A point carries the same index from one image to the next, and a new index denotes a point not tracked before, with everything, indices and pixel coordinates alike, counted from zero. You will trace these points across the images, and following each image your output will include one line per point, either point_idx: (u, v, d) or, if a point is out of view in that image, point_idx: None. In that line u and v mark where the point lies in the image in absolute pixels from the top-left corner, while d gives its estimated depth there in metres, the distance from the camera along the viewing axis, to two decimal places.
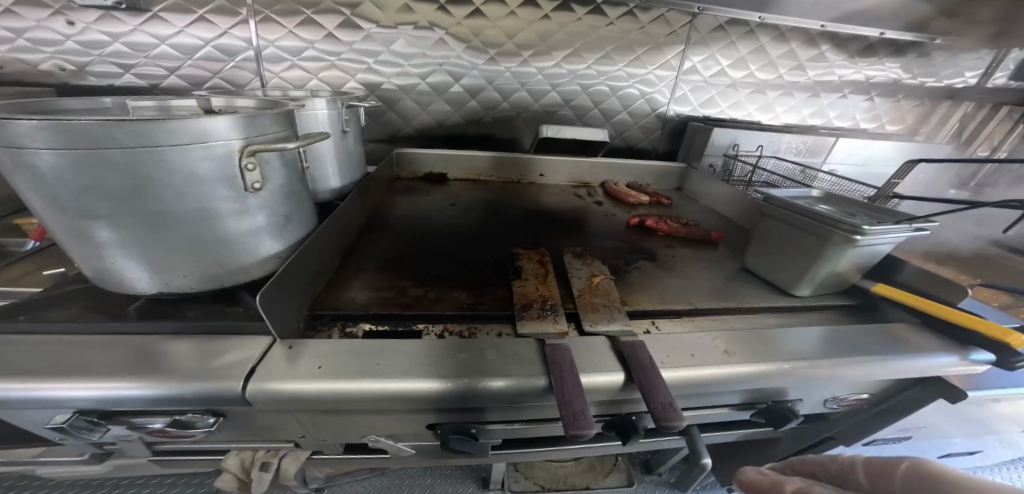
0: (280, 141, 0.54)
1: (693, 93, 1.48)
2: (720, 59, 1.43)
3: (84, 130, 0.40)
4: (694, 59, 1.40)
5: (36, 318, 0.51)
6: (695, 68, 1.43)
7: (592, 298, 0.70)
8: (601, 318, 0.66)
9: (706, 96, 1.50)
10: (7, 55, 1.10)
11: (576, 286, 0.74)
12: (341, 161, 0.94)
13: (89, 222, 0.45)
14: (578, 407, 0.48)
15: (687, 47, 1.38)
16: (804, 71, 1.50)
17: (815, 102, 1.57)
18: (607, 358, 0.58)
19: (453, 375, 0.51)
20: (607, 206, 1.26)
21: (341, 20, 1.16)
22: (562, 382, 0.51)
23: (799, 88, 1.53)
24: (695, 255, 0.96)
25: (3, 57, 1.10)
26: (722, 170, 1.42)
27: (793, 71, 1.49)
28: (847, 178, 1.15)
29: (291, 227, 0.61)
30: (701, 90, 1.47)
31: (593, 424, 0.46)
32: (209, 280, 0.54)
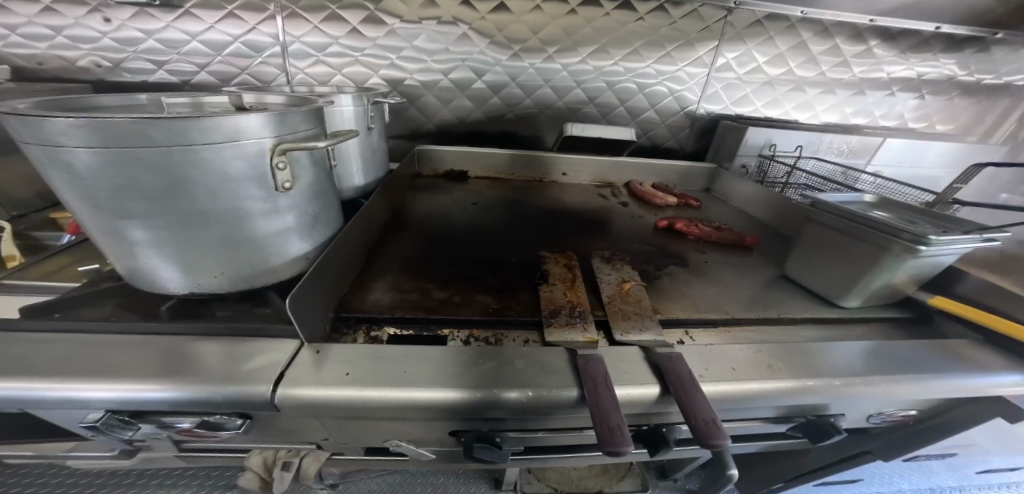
0: (310, 139, 0.53)
1: (726, 90, 1.41)
2: (756, 55, 1.36)
3: (119, 128, 0.39)
4: (728, 55, 1.34)
5: (71, 315, 0.51)
6: (729, 65, 1.36)
7: (623, 305, 0.67)
8: (631, 327, 0.62)
9: (740, 94, 1.43)
10: (48, 52, 1.13)
11: (606, 292, 0.71)
12: (365, 158, 0.93)
13: (122, 221, 0.45)
14: (614, 422, 0.45)
15: (721, 43, 1.32)
16: (848, 67, 1.42)
17: (859, 100, 1.48)
18: (641, 371, 0.55)
19: (481, 386, 0.49)
20: (632, 207, 1.22)
21: (366, 16, 1.16)
22: (596, 396, 0.48)
23: (842, 86, 1.45)
24: (728, 261, 0.92)
25: (44, 54, 1.13)
26: (756, 171, 1.35)
27: (836, 68, 1.41)
28: (896, 181, 1.07)
29: (319, 227, 0.60)
30: (734, 87, 1.41)
31: (631, 441, 0.43)
32: (237, 279, 0.53)
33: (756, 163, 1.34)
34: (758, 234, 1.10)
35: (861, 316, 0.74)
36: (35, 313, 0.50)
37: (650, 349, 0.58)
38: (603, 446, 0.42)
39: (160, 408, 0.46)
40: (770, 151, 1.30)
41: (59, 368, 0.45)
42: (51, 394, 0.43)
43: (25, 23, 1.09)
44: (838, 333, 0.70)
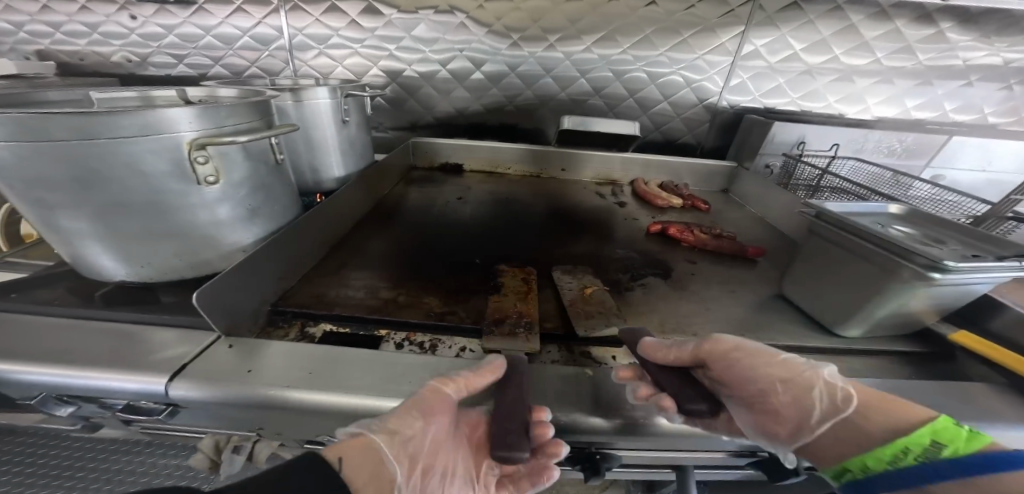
0: (238, 133, 0.52)
1: (754, 80, 1.23)
2: (792, 42, 1.18)
3: (20, 123, 0.40)
4: (756, 42, 1.17)
5: (27, 297, 0.55)
6: (758, 52, 1.19)
7: (591, 307, 0.65)
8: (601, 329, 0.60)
9: (771, 85, 1.25)
10: (86, 48, 1.21)
11: (569, 293, 0.69)
12: (344, 151, 0.92)
13: (50, 211, 0.47)
14: (513, 424, 0.40)
15: (747, 28, 1.14)
16: (913, 54, 1.20)
17: (926, 91, 1.26)
18: (568, 391, 0.50)
19: (383, 394, 0.46)
20: (631, 208, 1.10)
21: (364, 7, 1.14)
22: (503, 395, 0.44)
23: (903, 75, 1.23)
24: (724, 275, 0.82)
25: (83, 50, 1.21)
26: (782, 172, 1.18)
27: (897, 55, 1.20)
28: (955, 189, 0.89)
29: (259, 221, 0.60)
30: (765, 79, 1.23)
31: (526, 446, 0.38)
32: (168, 269, 0.55)
33: (783, 164, 1.16)
34: (773, 244, 0.97)
35: (861, 348, 0.63)
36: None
37: (589, 373, 0.53)
38: (495, 451, 0.38)
39: (78, 392, 0.47)
40: (798, 149, 1.13)
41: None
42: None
43: (66, 21, 1.16)
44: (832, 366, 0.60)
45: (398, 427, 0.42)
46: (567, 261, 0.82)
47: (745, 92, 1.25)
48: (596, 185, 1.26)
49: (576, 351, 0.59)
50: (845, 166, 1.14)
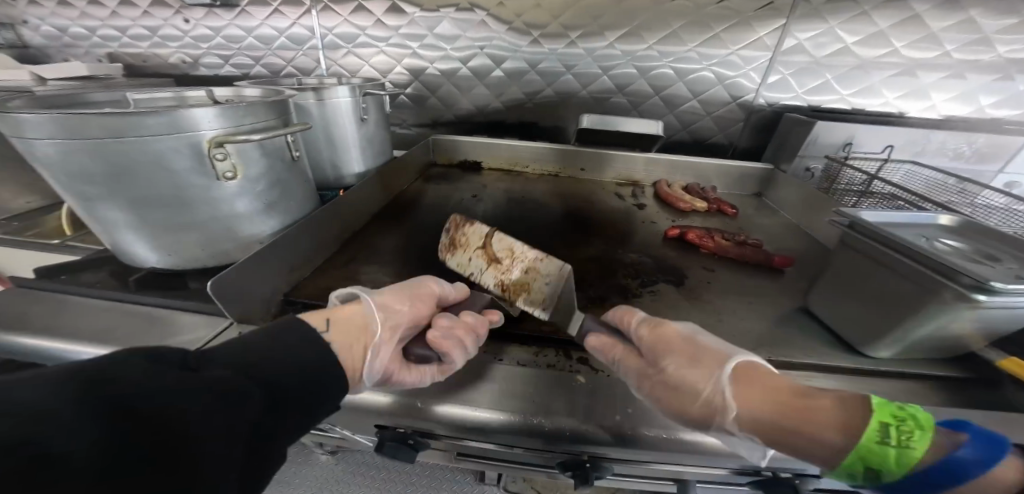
0: (255, 131, 0.55)
1: (797, 76, 1.09)
2: (841, 36, 1.03)
3: (60, 122, 0.43)
4: (799, 37, 1.04)
5: (74, 277, 0.61)
6: (801, 48, 1.05)
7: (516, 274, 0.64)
8: (536, 291, 0.62)
9: (816, 82, 1.10)
10: (149, 51, 1.27)
11: (488, 267, 0.67)
12: (363, 147, 0.95)
13: (90, 202, 0.51)
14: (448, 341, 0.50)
15: (789, 22, 1.02)
16: (989, 46, 1.00)
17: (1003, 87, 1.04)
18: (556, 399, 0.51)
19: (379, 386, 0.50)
20: (650, 211, 1.06)
21: (389, 6, 1.17)
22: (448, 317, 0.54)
23: (976, 68, 1.03)
24: (744, 285, 0.76)
25: (148, 53, 1.27)
26: (823, 175, 1.05)
27: (969, 47, 1.01)
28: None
29: (275, 215, 0.63)
30: (812, 75, 1.09)
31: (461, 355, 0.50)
32: (193, 257, 0.59)
33: (825, 168, 1.03)
34: (804, 254, 0.90)
35: (893, 369, 0.58)
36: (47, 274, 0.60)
37: (579, 380, 0.54)
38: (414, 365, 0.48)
39: None
40: (845, 151, 1.00)
41: (41, 326, 0.52)
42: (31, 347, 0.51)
43: (130, 25, 1.23)
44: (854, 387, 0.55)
45: (387, 303, 0.53)
46: (574, 263, 0.81)
47: (787, 90, 1.11)
48: (616, 186, 1.21)
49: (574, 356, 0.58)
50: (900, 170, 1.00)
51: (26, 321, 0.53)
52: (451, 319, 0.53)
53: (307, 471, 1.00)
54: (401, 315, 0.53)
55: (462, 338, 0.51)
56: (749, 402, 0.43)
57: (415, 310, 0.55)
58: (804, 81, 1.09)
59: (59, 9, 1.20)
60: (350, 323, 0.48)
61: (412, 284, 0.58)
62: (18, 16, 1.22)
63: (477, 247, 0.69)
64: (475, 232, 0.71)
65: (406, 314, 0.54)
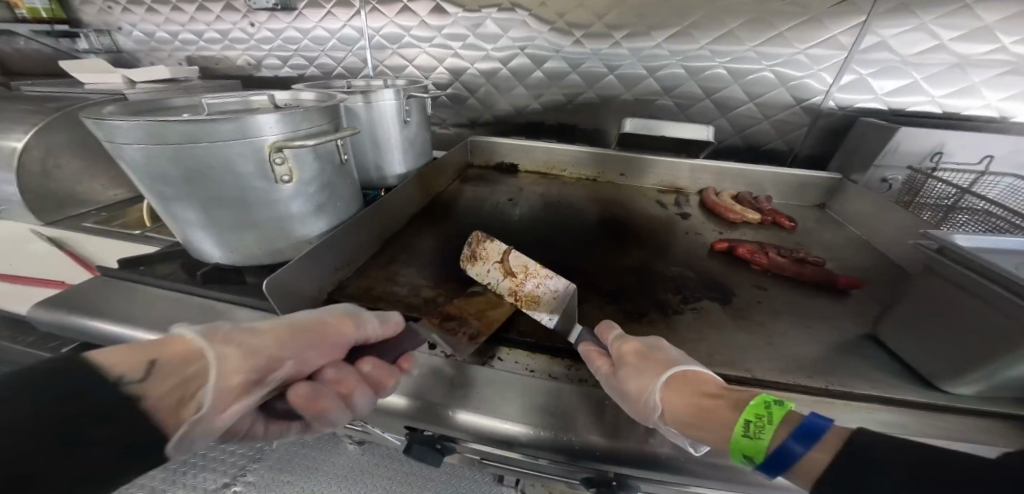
0: (309, 136, 0.58)
1: (875, 77, 0.97)
2: (933, 34, 0.90)
3: (144, 129, 0.47)
4: (881, 33, 0.92)
5: (149, 268, 0.68)
6: (883, 45, 0.94)
7: (527, 288, 0.65)
8: (545, 305, 0.63)
9: (902, 82, 0.97)
10: (221, 53, 1.36)
11: (502, 279, 0.68)
12: (404, 149, 0.97)
13: (166, 201, 0.56)
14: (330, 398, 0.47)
15: (869, 19, 0.91)
16: None
17: None
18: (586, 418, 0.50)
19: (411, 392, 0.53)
20: (695, 220, 1.00)
21: (433, 6, 1.17)
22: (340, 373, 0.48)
23: None
24: (799, 306, 0.70)
25: (219, 55, 1.36)
26: (905, 188, 0.95)
27: None
28: None
29: (325, 217, 0.67)
30: (895, 75, 0.96)
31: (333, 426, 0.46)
32: (251, 254, 0.63)
33: (906, 179, 0.94)
34: (871, 276, 0.81)
35: (971, 406, 0.51)
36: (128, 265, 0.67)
37: (612, 399, 0.53)
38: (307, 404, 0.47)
39: None
40: (933, 161, 0.90)
41: (122, 314, 0.58)
42: (114, 333, 0.57)
43: (205, 29, 1.32)
44: (924, 424, 0.49)
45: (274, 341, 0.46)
46: (612, 274, 0.78)
47: (864, 90, 1.00)
48: (658, 193, 1.16)
49: None
50: (1000, 184, 0.87)
51: (110, 308, 0.59)
52: (342, 372, 0.48)
53: (340, 457, 1.05)
54: (274, 358, 0.45)
55: (347, 393, 0.47)
56: (675, 402, 0.46)
57: (294, 356, 0.46)
58: (882, 82, 0.98)
59: (148, 16, 1.32)
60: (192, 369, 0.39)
61: (314, 317, 0.50)
62: (113, 23, 1.35)
63: (496, 260, 0.69)
64: (495, 246, 0.71)
65: (285, 357, 0.46)
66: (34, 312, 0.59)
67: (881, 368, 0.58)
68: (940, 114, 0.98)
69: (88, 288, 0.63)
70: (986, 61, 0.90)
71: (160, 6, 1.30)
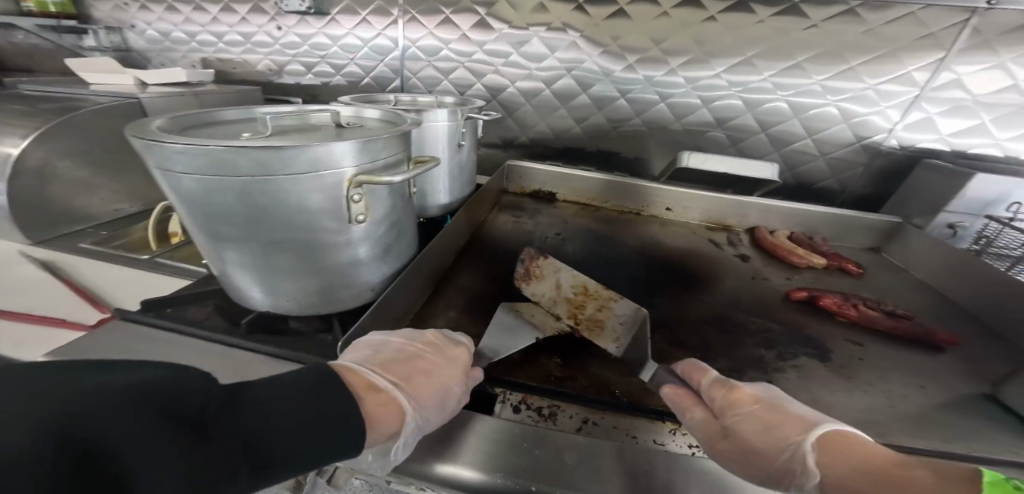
0: (389, 168, 0.50)
1: (945, 114, 0.98)
2: (1010, 71, 0.91)
3: (211, 157, 0.38)
4: (958, 70, 0.93)
5: (176, 311, 0.58)
6: (958, 82, 0.94)
7: (589, 311, 0.67)
8: (613, 331, 0.65)
9: (969, 122, 0.98)
10: (241, 56, 1.26)
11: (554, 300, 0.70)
12: (453, 177, 0.89)
13: (217, 239, 0.47)
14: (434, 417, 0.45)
15: (951, 55, 0.92)
16: None
17: None
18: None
19: (514, 475, 0.43)
20: (756, 264, 0.95)
21: (477, 20, 1.12)
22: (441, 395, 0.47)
23: None
24: (901, 363, 0.67)
25: (238, 59, 1.26)
26: (977, 235, 0.93)
27: None
28: None
29: (389, 258, 0.59)
30: (964, 113, 0.97)
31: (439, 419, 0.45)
32: (305, 301, 0.53)
33: (982, 227, 0.91)
34: (952, 329, 0.77)
35: None
36: (150, 306, 0.57)
37: (751, 474, 0.44)
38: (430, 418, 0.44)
39: None
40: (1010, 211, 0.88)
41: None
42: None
43: (227, 30, 1.23)
44: None
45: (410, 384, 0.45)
46: (690, 326, 0.73)
47: (929, 129, 1.00)
48: (707, 230, 1.10)
49: None
50: None
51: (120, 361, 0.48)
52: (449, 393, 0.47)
53: None
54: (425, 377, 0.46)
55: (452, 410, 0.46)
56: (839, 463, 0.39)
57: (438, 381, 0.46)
58: (949, 123, 0.98)
59: (166, 14, 1.23)
60: (390, 420, 0.39)
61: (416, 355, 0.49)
62: (126, 21, 1.25)
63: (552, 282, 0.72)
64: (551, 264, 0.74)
65: (433, 380, 0.46)
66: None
67: (1009, 433, 0.54)
68: (1001, 156, 0.99)
69: (104, 335, 0.52)
70: None
71: (181, 5, 1.20)
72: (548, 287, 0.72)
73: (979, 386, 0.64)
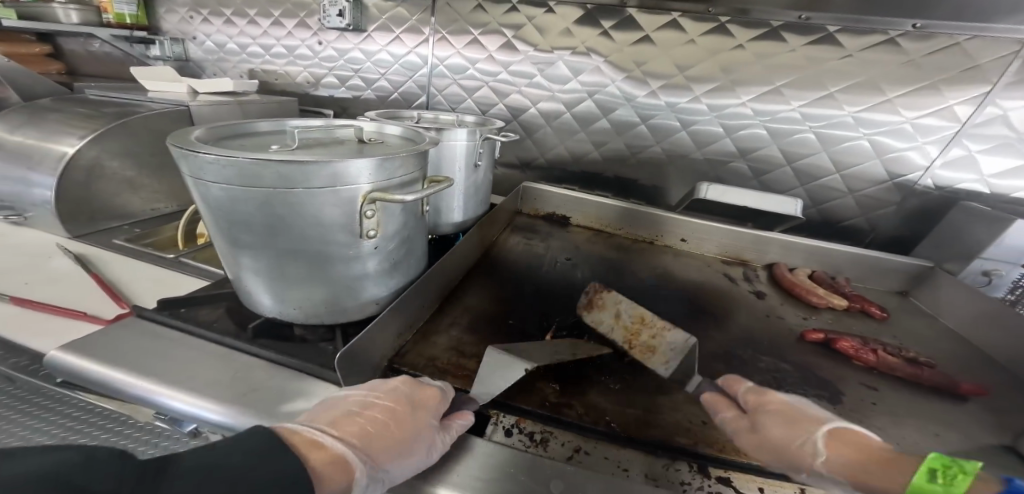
0: (403, 186, 0.53)
1: (989, 153, 0.93)
2: None
3: (238, 169, 0.42)
4: (1005, 106, 0.89)
5: (190, 312, 0.63)
6: (1003, 119, 0.90)
7: (643, 337, 0.71)
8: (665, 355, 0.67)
9: (1016, 162, 0.92)
10: (283, 68, 1.35)
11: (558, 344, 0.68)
12: (468, 195, 0.92)
13: (235, 244, 0.50)
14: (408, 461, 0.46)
15: (996, 90, 0.88)
16: None
17: None
18: None
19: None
20: (771, 302, 0.93)
21: (503, 42, 1.16)
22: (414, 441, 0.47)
23: None
24: (919, 413, 0.63)
25: (281, 70, 1.35)
26: (1013, 285, 0.88)
27: None
28: None
29: (395, 273, 0.61)
30: (1010, 152, 0.92)
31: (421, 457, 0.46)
32: (311, 308, 0.56)
33: (1019, 277, 0.86)
34: (983, 382, 0.73)
35: None
36: (166, 305, 0.63)
37: None
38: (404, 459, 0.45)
39: (208, 428, 0.48)
40: None
41: (153, 369, 0.52)
42: (139, 390, 0.49)
43: (274, 43, 1.32)
44: None
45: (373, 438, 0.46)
46: (692, 360, 0.71)
47: (970, 169, 0.95)
48: (722, 263, 1.08)
49: (710, 475, 0.50)
50: None
51: (133, 360, 0.52)
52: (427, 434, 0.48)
53: None
54: (381, 430, 0.46)
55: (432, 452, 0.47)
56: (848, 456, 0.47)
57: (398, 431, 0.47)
58: (992, 163, 0.93)
59: (223, 27, 1.34)
60: (340, 473, 0.40)
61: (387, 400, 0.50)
62: (188, 32, 1.37)
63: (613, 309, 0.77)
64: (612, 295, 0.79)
65: (390, 431, 0.46)
66: (49, 358, 0.52)
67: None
68: None
69: (121, 333, 0.57)
70: None
71: (237, 19, 1.31)
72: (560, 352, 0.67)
73: (1007, 445, 0.59)
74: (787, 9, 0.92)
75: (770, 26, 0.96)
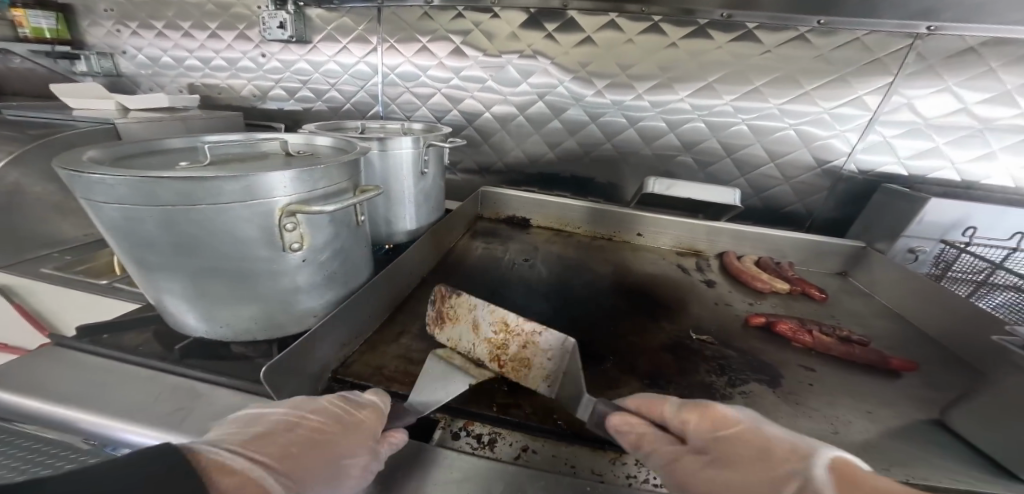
0: (328, 196, 0.51)
1: (903, 138, 1.00)
2: (961, 95, 0.94)
3: (130, 187, 0.40)
4: (910, 93, 0.96)
5: (115, 337, 0.60)
6: (910, 106, 0.97)
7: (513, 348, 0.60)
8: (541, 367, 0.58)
9: (926, 146, 1.00)
10: (226, 82, 1.31)
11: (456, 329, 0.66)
12: (418, 202, 0.91)
13: (145, 265, 0.48)
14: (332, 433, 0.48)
15: (902, 79, 0.95)
16: None
17: None
18: None
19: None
20: (721, 289, 0.96)
21: (451, 48, 1.16)
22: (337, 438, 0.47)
23: None
24: (853, 389, 0.67)
25: (223, 84, 1.31)
26: (935, 260, 0.94)
27: None
28: None
29: (332, 284, 0.60)
30: (920, 137, 0.99)
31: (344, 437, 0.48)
32: (238, 326, 0.54)
33: (940, 252, 0.92)
34: (913, 355, 0.77)
35: None
36: (88, 332, 0.59)
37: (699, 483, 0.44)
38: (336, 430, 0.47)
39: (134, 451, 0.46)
40: (966, 235, 0.90)
41: (68, 393, 0.49)
42: (52, 415, 0.47)
43: (213, 56, 1.28)
44: None
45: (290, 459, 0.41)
46: (643, 352, 0.73)
47: (887, 153, 1.02)
48: (676, 255, 1.11)
49: None
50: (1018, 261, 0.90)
51: (50, 386, 0.49)
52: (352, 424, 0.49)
53: None
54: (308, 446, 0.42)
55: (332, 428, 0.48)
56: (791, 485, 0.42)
57: (333, 452, 0.42)
58: (907, 147, 1.00)
59: (156, 40, 1.28)
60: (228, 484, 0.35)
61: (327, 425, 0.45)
62: (119, 46, 1.31)
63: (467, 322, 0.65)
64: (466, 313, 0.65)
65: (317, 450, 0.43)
66: None
67: (957, 465, 0.53)
68: (959, 181, 1.01)
69: (38, 360, 0.54)
70: (1007, 126, 0.94)
71: (172, 31, 1.26)
72: (466, 329, 0.65)
73: (932, 412, 0.63)
74: (713, 8, 0.96)
75: (698, 24, 1.00)
